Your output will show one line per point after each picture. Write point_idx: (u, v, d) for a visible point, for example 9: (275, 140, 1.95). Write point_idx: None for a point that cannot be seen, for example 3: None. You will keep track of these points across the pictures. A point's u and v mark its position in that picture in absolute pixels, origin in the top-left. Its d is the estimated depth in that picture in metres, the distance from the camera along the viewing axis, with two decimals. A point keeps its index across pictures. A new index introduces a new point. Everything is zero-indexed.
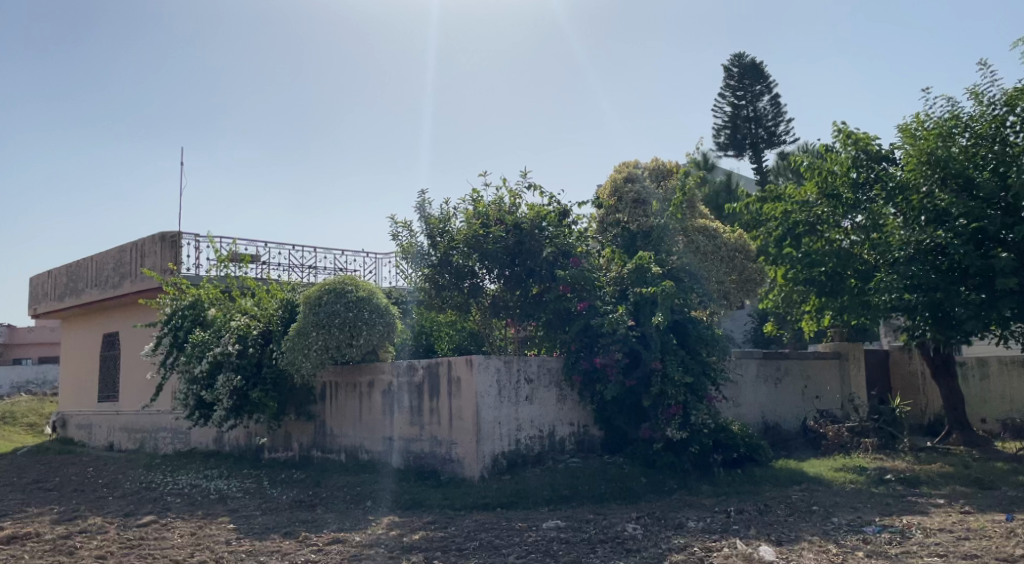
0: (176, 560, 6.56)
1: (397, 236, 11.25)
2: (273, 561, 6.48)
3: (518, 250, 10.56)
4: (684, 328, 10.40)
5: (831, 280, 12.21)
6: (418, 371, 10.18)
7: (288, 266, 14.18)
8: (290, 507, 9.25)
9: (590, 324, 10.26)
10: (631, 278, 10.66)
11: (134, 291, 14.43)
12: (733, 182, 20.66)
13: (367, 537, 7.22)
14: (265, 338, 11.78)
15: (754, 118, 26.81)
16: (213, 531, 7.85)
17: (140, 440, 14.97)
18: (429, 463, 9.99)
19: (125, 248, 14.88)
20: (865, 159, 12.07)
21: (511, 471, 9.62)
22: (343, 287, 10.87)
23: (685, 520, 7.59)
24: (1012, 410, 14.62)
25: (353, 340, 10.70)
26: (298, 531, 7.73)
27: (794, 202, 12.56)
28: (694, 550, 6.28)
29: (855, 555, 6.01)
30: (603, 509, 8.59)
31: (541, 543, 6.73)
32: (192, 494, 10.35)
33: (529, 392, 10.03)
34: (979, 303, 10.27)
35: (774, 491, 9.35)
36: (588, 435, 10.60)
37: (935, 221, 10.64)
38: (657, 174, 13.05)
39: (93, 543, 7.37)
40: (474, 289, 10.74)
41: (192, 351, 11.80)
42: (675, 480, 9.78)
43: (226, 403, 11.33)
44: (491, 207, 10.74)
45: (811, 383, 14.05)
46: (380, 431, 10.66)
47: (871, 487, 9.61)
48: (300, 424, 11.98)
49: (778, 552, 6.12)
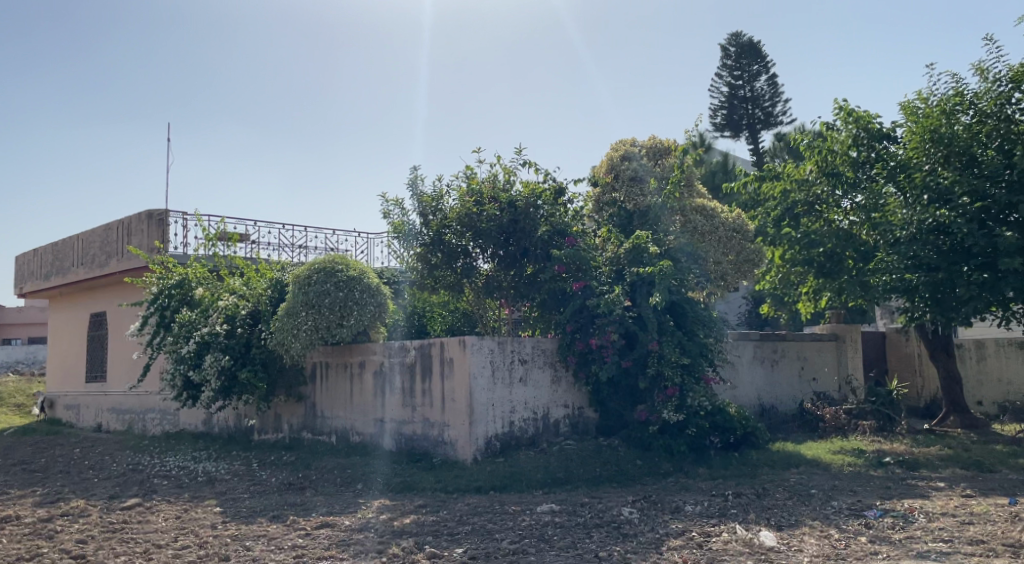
0: (159, 544, 6.36)
1: (388, 214, 11.03)
2: (258, 546, 6.28)
3: (513, 229, 10.28)
4: (682, 310, 10.18)
5: (827, 264, 11.97)
6: (410, 352, 9.98)
7: (277, 246, 13.90)
8: (279, 490, 9.05)
9: (585, 304, 9.99)
10: (628, 258, 10.44)
11: (121, 271, 14.16)
12: (731, 163, 20.40)
13: (357, 522, 7.03)
14: (254, 317, 11.59)
15: (751, 98, 26.54)
16: (199, 514, 7.65)
17: (128, 421, 14.76)
18: (421, 445, 9.81)
19: (111, 226, 14.59)
20: (866, 138, 11.81)
21: (504, 454, 9.45)
22: (333, 266, 10.58)
23: (682, 504, 7.41)
24: (1010, 392, 14.52)
25: (343, 321, 10.49)
26: (285, 514, 7.53)
27: (794, 180, 12.43)
28: (692, 535, 6.10)
29: (858, 541, 5.83)
30: (599, 493, 8.41)
31: (535, 527, 6.54)
32: (180, 476, 10.15)
33: (523, 373, 9.84)
34: (982, 283, 10.08)
35: (772, 474, 9.19)
36: (582, 417, 10.43)
37: (938, 200, 10.44)
38: (654, 151, 12.13)
39: (74, 527, 7.17)
40: (467, 269, 10.51)
41: (179, 331, 11.62)
42: (671, 462, 9.63)
43: (214, 384, 11.11)
44: (485, 184, 10.47)
45: (808, 365, 13.90)
46: (372, 413, 10.47)
47: (870, 471, 9.46)
48: (290, 406, 11.74)
49: (778, 537, 5.95)
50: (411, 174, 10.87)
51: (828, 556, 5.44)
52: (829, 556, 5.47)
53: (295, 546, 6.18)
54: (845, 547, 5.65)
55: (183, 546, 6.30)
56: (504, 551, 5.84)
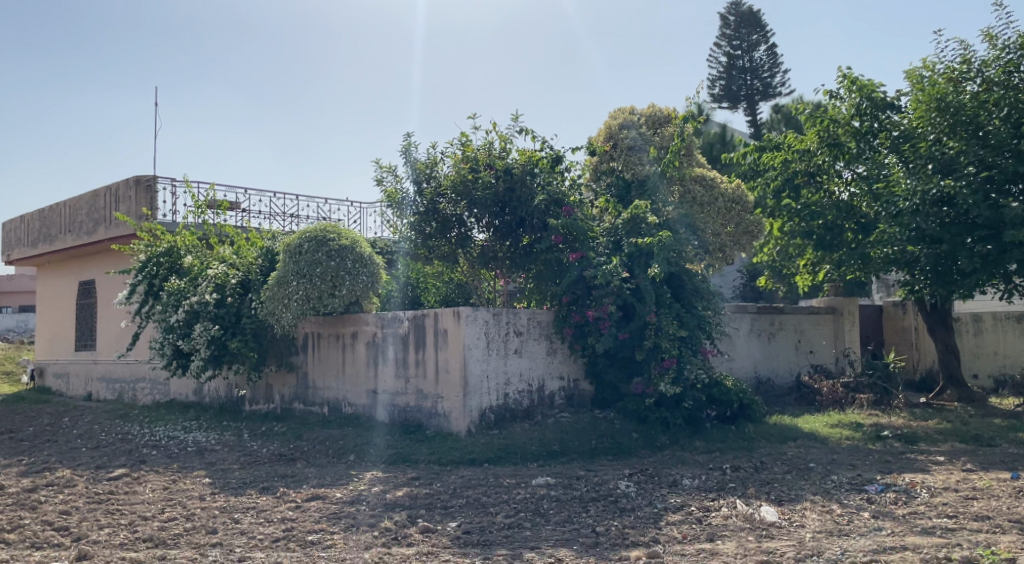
0: (145, 516, 6.19)
1: (381, 182, 10.77)
2: (246, 519, 6.13)
3: (509, 198, 10.07)
4: (680, 282, 10.04)
5: (826, 236, 11.78)
6: (403, 323, 9.79)
7: (268, 214, 13.66)
8: (269, 461, 8.90)
9: (583, 276, 9.78)
10: (626, 228, 10.23)
11: (108, 238, 13.91)
12: (728, 135, 20.08)
13: (348, 494, 6.87)
14: (244, 287, 11.37)
15: (750, 69, 26.19)
16: (187, 486, 7.50)
17: (118, 390, 14.59)
18: (414, 417, 9.66)
19: (99, 193, 14.30)
20: (869, 106, 11.62)
21: (498, 426, 9.31)
22: (324, 235, 10.36)
23: (679, 478, 7.29)
24: (1006, 365, 14.45)
25: (335, 291, 10.29)
26: (275, 486, 7.37)
27: (795, 150, 12.12)
28: (691, 510, 5.96)
29: (861, 516, 5.71)
30: (594, 466, 8.28)
31: (530, 501, 6.40)
32: (169, 446, 9.98)
33: (518, 345, 9.67)
34: (985, 255, 10.00)
35: (770, 447, 9.08)
36: (578, 389, 10.29)
37: (943, 170, 10.28)
38: (654, 118, 12.25)
39: (59, 497, 7.00)
40: (461, 239, 10.30)
41: (168, 300, 11.41)
42: (667, 435, 9.51)
43: (204, 353, 10.92)
44: (480, 151, 10.23)
45: (804, 338, 13.77)
46: (364, 384, 10.31)
47: (869, 444, 9.36)
48: (281, 376, 11.56)
49: (779, 512, 5.82)
50: (404, 141, 10.60)
51: (830, 532, 5.31)
52: (832, 532, 5.34)
53: (284, 519, 6.03)
54: (848, 523, 5.52)
55: (169, 518, 6.14)
56: (499, 525, 5.68)
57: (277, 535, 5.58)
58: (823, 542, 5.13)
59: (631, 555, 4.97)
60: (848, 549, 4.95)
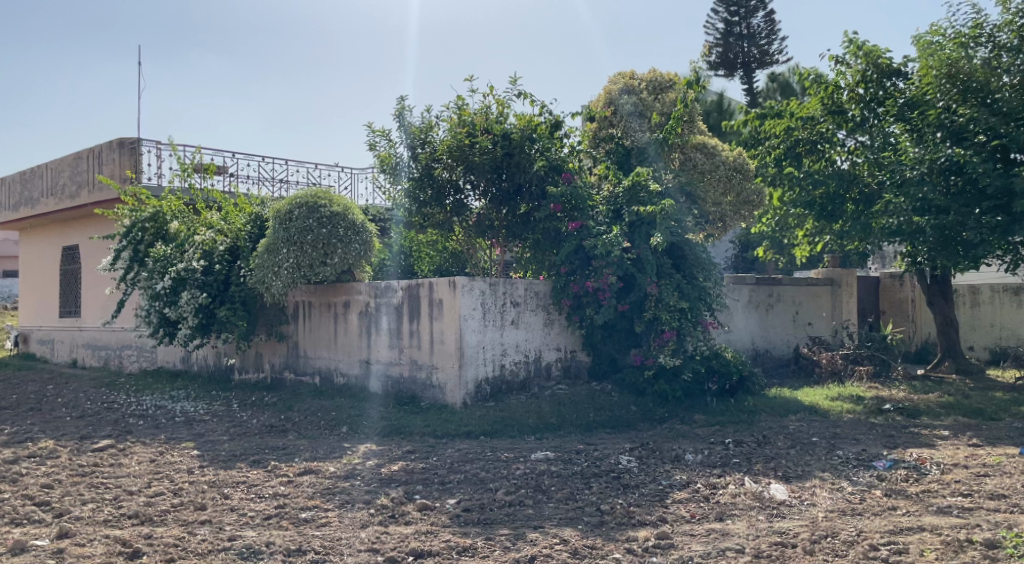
0: (130, 491, 5.94)
1: (374, 146, 10.44)
2: (237, 494, 5.89)
3: (506, 163, 9.69)
4: (681, 253, 9.78)
5: (828, 206, 11.60)
6: (397, 292, 9.53)
7: (257, 179, 13.31)
8: (260, 432, 8.68)
9: (582, 245, 9.55)
10: (626, 197, 9.92)
11: (92, 202, 13.53)
12: (727, 105, 19.69)
13: (342, 468, 6.64)
14: (233, 254, 11.10)
15: (747, 36, 25.74)
16: (175, 458, 7.26)
17: (104, 357, 14.30)
18: (408, 388, 9.44)
19: (82, 155, 13.89)
20: (874, 74, 11.34)
21: (495, 398, 9.11)
22: (316, 201, 10.03)
23: (682, 453, 7.09)
24: (1002, 338, 14.38)
25: (326, 260, 9.98)
26: (266, 459, 7.15)
27: (797, 118, 11.81)
28: (698, 488, 5.77)
29: (874, 494, 5.53)
30: (593, 440, 8.09)
31: (530, 476, 6.20)
32: (156, 416, 9.73)
33: (515, 316, 9.44)
34: (993, 227, 9.74)
35: (771, 421, 8.91)
36: (575, 360, 10.08)
37: (952, 137, 10.13)
38: (654, 84, 11.72)
39: (41, 469, 6.75)
40: (457, 206, 9.97)
41: (153, 267, 11.06)
42: (666, 408, 9.33)
43: (191, 321, 10.64)
44: (477, 116, 9.86)
45: (802, 310, 13.60)
46: (357, 355, 10.07)
47: (870, 418, 9.21)
48: (271, 346, 11.30)
49: (789, 490, 5.64)
50: (397, 104, 10.25)
51: (844, 511, 5.13)
52: (845, 511, 5.16)
53: (276, 495, 5.80)
54: (860, 502, 5.34)
55: (157, 493, 5.89)
56: (500, 503, 5.47)
57: (269, 512, 5.35)
58: (836, 522, 4.94)
59: (639, 536, 4.76)
60: (863, 530, 4.77)
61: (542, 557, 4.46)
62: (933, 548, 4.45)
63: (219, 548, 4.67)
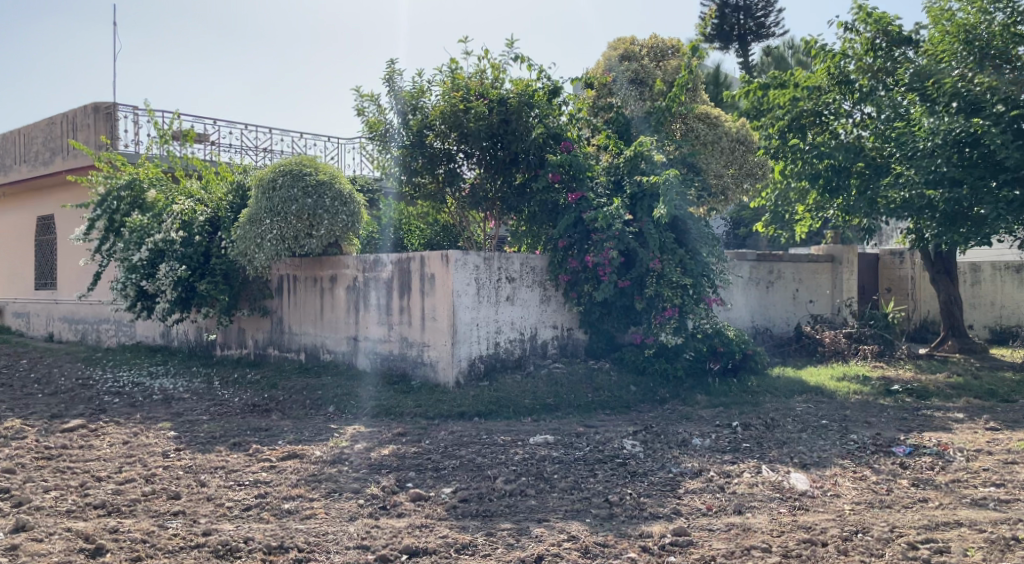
0: (98, 477, 5.47)
1: (362, 112, 9.92)
2: (215, 480, 5.44)
3: (504, 131, 9.12)
4: (683, 227, 9.30)
5: (833, 179, 11.04)
6: (386, 266, 9.06)
7: (240, 148, 12.76)
8: (241, 412, 8.24)
9: (581, 218, 9.06)
10: (627, 167, 9.46)
11: (66, 169, 12.96)
12: (722, 75, 19.23)
13: (329, 452, 6.20)
14: (213, 225, 10.58)
15: (743, 8, 25.11)
16: (149, 440, 6.79)
17: (82, 331, 13.77)
18: (398, 366, 9.00)
19: (56, 121, 13.29)
20: (885, 44, 10.91)
21: (489, 378, 8.70)
22: (299, 169, 9.50)
23: (688, 436, 6.69)
24: (1003, 316, 14.06)
25: (312, 231, 9.50)
26: (247, 441, 6.70)
27: (802, 88, 11.36)
28: (712, 476, 5.38)
29: (899, 484, 5.16)
30: (593, 421, 7.69)
31: (530, 462, 5.78)
32: (133, 394, 9.26)
33: (510, 292, 9.00)
34: (1010, 201, 9.48)
35: (776, 402, 8.54)
36: (571, 339, 9.67)
37: (968, 109, 9.66)
38: (655, 51, 11.43)
39: (3, 452, 6.27)
40: (450, 175, 9.47)
41: (130, 237, 10.52)
42: (668, 389, 8.93)
43: (170, 296, 10.17)
44: (472, 80, 9.23)
45: (803, 288, 13.23)
46: (344, 331, 9.63)
47: (879, 399, 8.84)
48: (254, 321, 10.82)
49: (810, 480, 5.25)
50: (387, 67, 9.72)
51: (871, 504, 4.76)
52: (872, 503, 4.79)
53: (257, 483, 5.35)
54: (888, 493, 4.97)
55: (127, 479, 5.42)
56: (500, 493, 5.06)
57: (249, 502, 4.91)
58: (866, 515, 4.58)
59: (653, 532, 4.37)
60: (896, 525, 4.40)
61: (550, 557, 4.06)
62: (976, 547, 4.10)
63: (191, 545, 4.24)
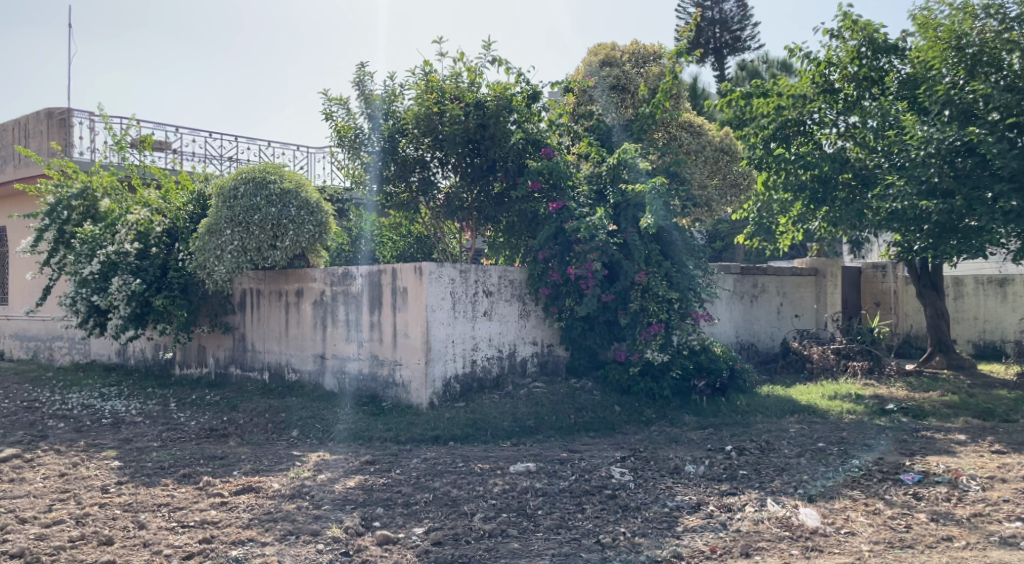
0: (23, 518, 4.86)
1: (330, 116, 9.36)
2: (156, 520, 4.85)
3: (482, 137, 8.64)
4: (669, 239, 8.83)
5: (818, 191, 10.65)
6: (356, 280, 8.50)
7: (203, 156, 12.17)
8: (196, 438, 7.61)
9: (562, 229, 8.58)
10: (610, 176, 9.00)
11: (14, 179, 12.26)
12: (700, 88, 18.93)
13: (288, 484, 5.60)
14: (171, 236, 9.99)
15: (719, 21, 24.96)
16: (89, 471, 6.15)
17: (33, 350, 13.01)
18: (368, 387, 8.43)
19: (6, 127, 12.58)
20: (869, 51, 10.53)
21: (465, 399, 8.16)
22: (263, 176, 8.92)
23: (681, 463, 6.18)
24: (986, 332, 13.70)
25: (276, 242, 8.94)
26: (198, 472, 6.08)
27: (787, 96, 10.81)
28: (712, 511, 4.89)
29: (917, 520, 4.71)
30: (576, 446, 7.16)
31: (512, 496, 5.23)
32: (80, 417, 8.58)
33: (487, 307, 8.47)
34: (1007, 211, 9.04)
35: (768, 423, 8.08)
36: (552, 356, 9.13)
37: (961, 117, 9.47)
38: (636, 57, 11.10)
39: None
40: (425, 183, 8.94)
41: (80, 249, 9.74)
42: (653, 409, 8.44)
43: (123, 311, 9.43)
44: (446, 84, 8.67)
45: (787, 302, 12.86)
46: (311, 348, 9.03)
47: (874, 419, 8.42)
48: (215, 338, 10.18)
49: (820, 515, 4.79)
50: (357, 70, 9.18)
51: (891, 544, 4.35)
52: (891, 543, 4.39)
53: (204, 523, 4.76)
54: (906, 530, 4.54)
55: (56, 520, 4.82)
56: (477, 534, 4.54)
57: (190, 549, 4.35)
58: (887, 558, 4.17)
59: None
60: None
61: None
62: None
63: None
